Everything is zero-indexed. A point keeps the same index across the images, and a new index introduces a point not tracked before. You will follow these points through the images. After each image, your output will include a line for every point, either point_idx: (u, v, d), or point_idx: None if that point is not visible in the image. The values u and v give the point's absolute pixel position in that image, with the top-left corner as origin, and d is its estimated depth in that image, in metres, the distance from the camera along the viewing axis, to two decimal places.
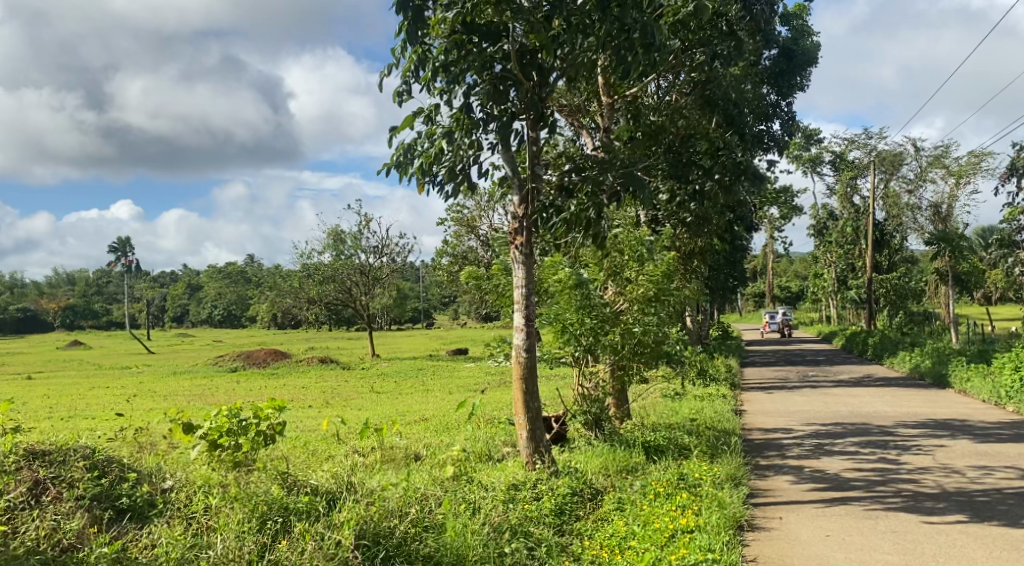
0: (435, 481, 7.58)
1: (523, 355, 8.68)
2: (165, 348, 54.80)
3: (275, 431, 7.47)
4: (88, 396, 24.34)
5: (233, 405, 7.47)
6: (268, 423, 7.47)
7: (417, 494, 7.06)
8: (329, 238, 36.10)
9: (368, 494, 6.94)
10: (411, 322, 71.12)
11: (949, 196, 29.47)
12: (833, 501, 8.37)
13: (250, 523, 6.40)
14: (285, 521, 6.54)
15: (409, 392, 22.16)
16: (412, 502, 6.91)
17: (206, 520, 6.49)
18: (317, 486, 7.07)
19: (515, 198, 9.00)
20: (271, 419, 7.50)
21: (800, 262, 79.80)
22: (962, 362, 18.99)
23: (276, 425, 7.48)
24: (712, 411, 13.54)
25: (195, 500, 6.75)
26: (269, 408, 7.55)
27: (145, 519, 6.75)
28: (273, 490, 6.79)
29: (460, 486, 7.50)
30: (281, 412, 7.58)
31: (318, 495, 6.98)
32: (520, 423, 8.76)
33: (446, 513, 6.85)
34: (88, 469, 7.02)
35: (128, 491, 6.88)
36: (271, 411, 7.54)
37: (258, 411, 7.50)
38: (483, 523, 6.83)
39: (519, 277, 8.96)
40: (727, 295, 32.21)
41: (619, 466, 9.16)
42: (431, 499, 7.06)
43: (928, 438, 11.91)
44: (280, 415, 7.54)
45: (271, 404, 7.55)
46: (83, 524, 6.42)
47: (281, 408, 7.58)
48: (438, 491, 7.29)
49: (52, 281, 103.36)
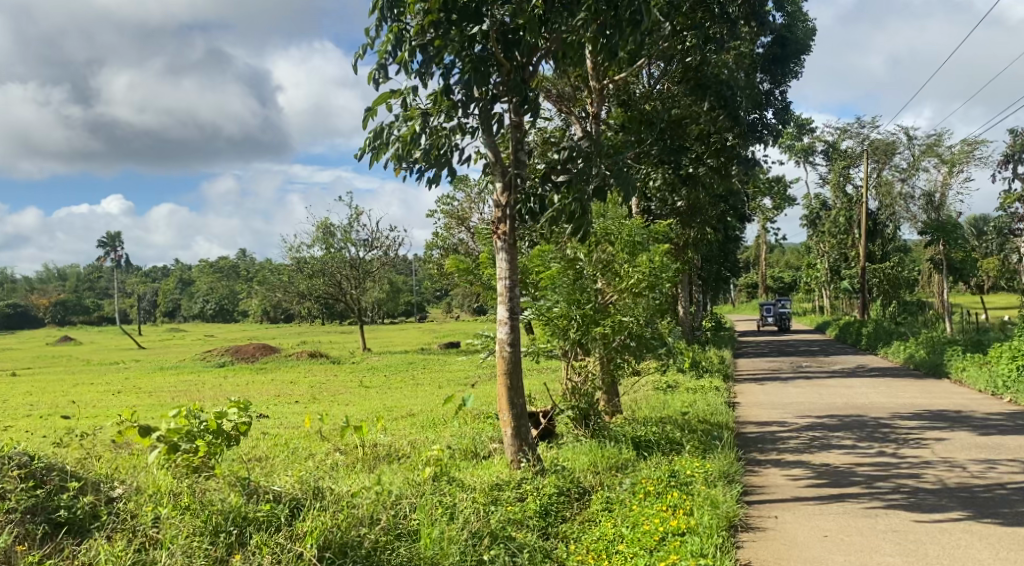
0: (412, 483, 7.25)
1: (507, 349, 8.33)
2: (156, 343, 54.45)
3: (239, 431, 7.14)
4: (72, 393, 23.96)
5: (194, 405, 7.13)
6: (231, 423, 7.13)
7: (392, 499, 6.77)
8: (319, 231, 35.69)
9: (339, 501, 6.65)
10: (404, 315, 70.71)
11: (942, 185, 29.19)
12: (831, 499, 8.06)
13: (201, 537, 6.07)
14: (242, 532, 6.23)
15: (399, 386, 21.82)
16: (386, 508, 6.64)
17: (154, 531, 6.17)
18: (281, 492, 6.76)
19: (497, 184, 8.65)
20: (234, 419, 7.15)
21: (793, 253, 79.60)
22: (958, 352, 18.74)
23: (240, 425, 7.14)
24: (705, 404, 13.26)
25: (144, 511, 6.36)
26: (233, 407, 7.22)
27: (85, 533, 6.38)
28: (232, 497, 6.48)
29: (439, 488, 7.16)
30: (245, 412, 7.24)
31: (281, 502, 6.65)
32: (504, 421, 8.44)
33: (422, 519, 6.55)
34: (23, 479, 6.52)
35: (67, 502, 6.45)
36: (235, 410, 7.21)
37: (221, 411, 7.15)
38: (462, 527, 6.51)
39: (502, 267, 8.61)
40: (720, 285, 31.92)
41: (609, 463, 8.84)
42: (408, 503, 6.77)
43: (926, 430, 11.61)
44: (245, 414, 7.20)
45: (235, 404, 7.22)
46: (12, 541, 5.99)
47: (245, 408, 7.25)
48: (416, 496, 6.96)
49: (43, 276, 102.75)
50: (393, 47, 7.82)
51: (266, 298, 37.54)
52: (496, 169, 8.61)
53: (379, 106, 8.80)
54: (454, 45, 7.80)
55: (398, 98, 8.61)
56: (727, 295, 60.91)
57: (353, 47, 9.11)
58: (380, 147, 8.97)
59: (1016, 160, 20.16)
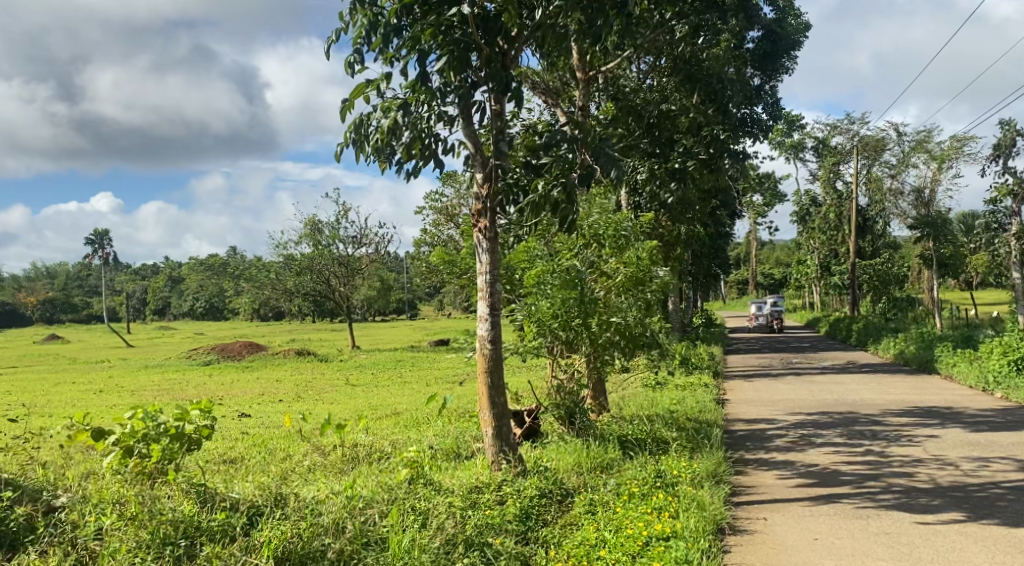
0: (386, 487, 6.98)
1: (488, 346, 8.08)
2: (144, 341, 54.08)
3: (202, 435, 6.89)
4: (54, 392, 23.62)
5: (154, 407, 6.86)
6: (193, 427, 6.86)
7: (362, 503, 6.54)
8: (306, 228, 35.34)
9: (302, 508, 6.42)
10: (394, 312, 70.32)
11: (932, 181, 29.03)
12: (821, 499, 7.83)
13: (148, 551, 5.82)
14: (193, 542, 5.99)
15: (386, 384, 21.57)
16: (355, 514, 6.41)
17: (94, 544, 5.92)
18: (239, 498, 6.52)
19: (478, 176, 8.37)
20: (197, 422, 6.89)
21: (784, 250, 79.48)
22: (949, 347, 18.54)
23: (204, 429, 6.88)
24: (693, 401, 13.04)
25: (88, 521, 6.11)
26: (198, 410, 6.96)
27: (17, 548, 5.96)
28: (185, 506, 6.23)
29: (414, 491, 6.91)
30: (209, 415, 6.99)
31: (238, 510, 6.41)
32: (485, 420, 8.16)
33: (392, 524, 6.29)
34: None
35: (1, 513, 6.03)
36: (199, 412, 6.96)
37: (184, 414, 6.88)
38: (434, 535, 6.25)
39: (482, 262, 8.33)
40: (710, 281, 31.73)
41: (594, 463, 8.59)
42: (376, 508, 6.54)
43: (917, 428, 11.40)
44: (209, 418, 6.94)
45: (200, 406, 6.96)
46: None
47: (208, 410, 6.99)
48: (387, 501, 6.69)
49: (31, 273, 102.10)
50: (367, 33, 7.55)
51: (253, 296, 37.22)
52: (477, 160, 8.32)
53: (356, 98, 8.48)
54: (430, 28, 7.51)
55: (376, 87, 8.32)
56: (717, 291, 60.83)
57: (327, 36, 8.83)
58: (357, 140, 8.67)
59: (1006, 154, 19.96)
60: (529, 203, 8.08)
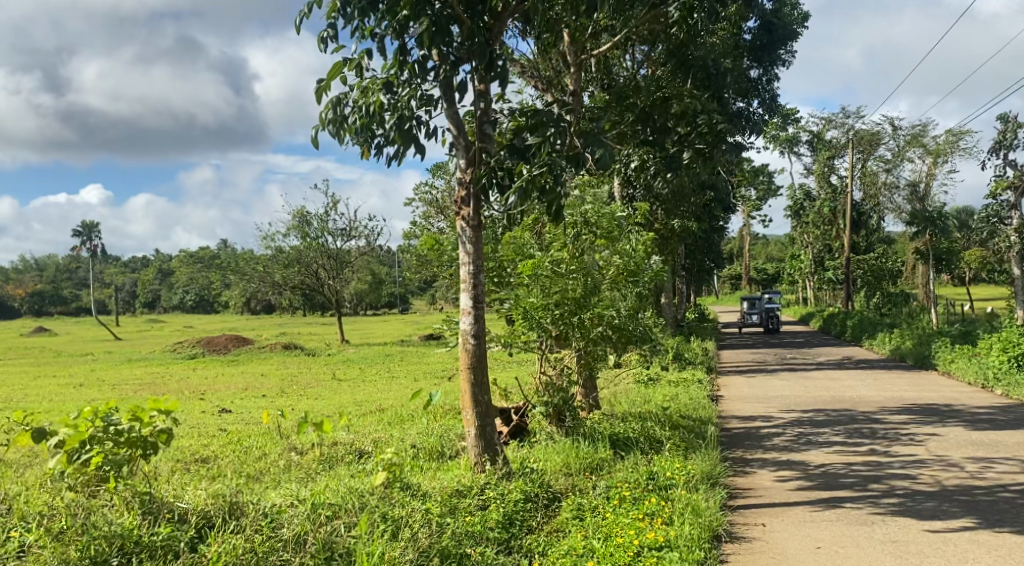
0: (357, 492, 6.55)
1: (471, 342, 7.61)
2: (132, 334, 53.44)
3: (158, 440, 6.39)
4: (34, 386, 23.10)
5: (107, 405, 6.35)
6: (148, 430, 6.37)
7: (328, 513, 6.12)
8: (295, 219, 34.73)
9: (259, 520, 6.02)
10: (386, 306, 69.77)
11: (926, 175, 28.68)
12: (822, 503, 7.42)
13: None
14: (130, 560, 5.68)
15: (374, 379, 21.12)
16: (320, 524, 6.02)
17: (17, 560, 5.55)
18: (188, 509, 6.18)
19: (460, 161, 7.97)
20: (154, 425, 6.40)
21: (777, 245, 79.02)
22: (946, 343, 18.17)
23: (160, 433, 6.38)
24: (687, 398, 12.65)
25: (20, 534, 5.73)
26: (157, 409, 6.47)
27: None
28: (126, 518, 5.89)
29: (390, 497, 6.49)
30: (168, 418, 6.50)
31: (184, 523, 6.07)
32: (467, 420, 7.71)
33: (360, 536, 5.86)
34: None
35: None
36: (158, 413, 6.47)
37: (139, 414, 6.37)
38: (406, 547, 5.81)
39: (465, 253, 7.87)
40: (703, 276, 31.31)
41: (583, 464, 8.18)
42: (344, 518, 6.13)
43: (918, 426, 11.00)
44: (168, 421, 6.46)
45: (159, 407, 6.46)
46: None
47: (168, 411, 6.48)
48: (355, 510, 6.26)
49: (19, 265, 101.30)
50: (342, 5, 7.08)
51: (240, 289, 36.66)
52: (460, 143, 7.91)
53: (332, 77, 8.02)
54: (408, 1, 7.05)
55: (353, 66, 7.87)
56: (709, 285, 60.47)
57: (300, 11, 8.36)
58: (334, 122, 8.23)
59: (1006, 147, 19.60)
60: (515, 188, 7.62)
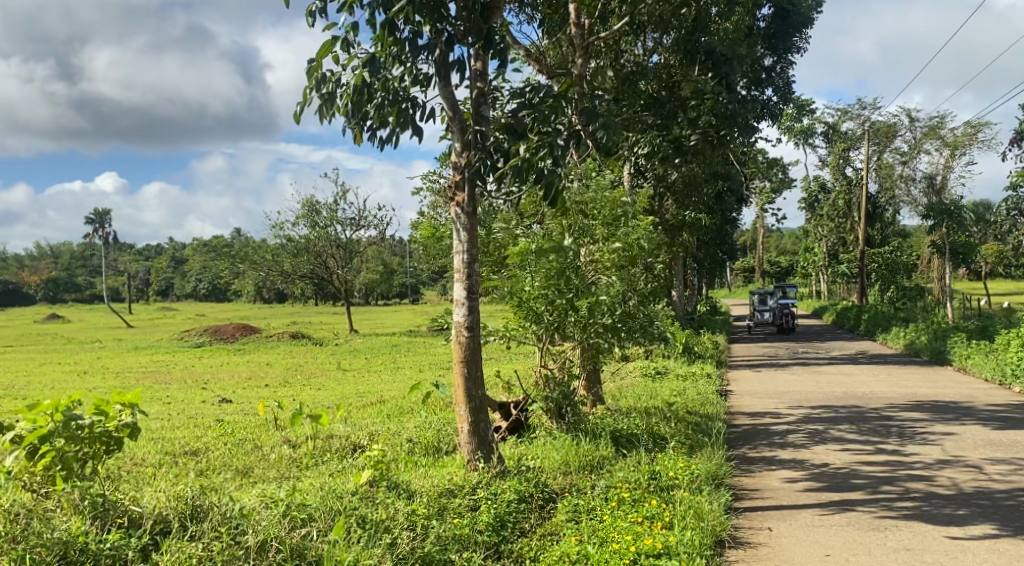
0: (336, 496, 6.27)
1: (464, 335, 7.29)
2: (144, 322, 53.34)
3: (122, 434, 6.19)
4: (39, 374, 22.93)
5: (68, 399, 6.13)
6: (113, 424, 6.18)
7: (303, 517, 5.92)
8: (304, 208, 34.46)
9: (222, 525, 5.79)
10: (398, 296, 69.59)
11: (943, 167, 28.15)
12: (833, 505, 7.08)
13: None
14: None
15: (378, 370, 20.84)
16: (293, 528, 5.82)
17: None
18: (144, 512, 5.92)
19: (455, 144, 7.66)
20: (119, 419, 6.21)
21: (791, 238, 78.36)
22: (962, 338, 17.73)
23: (125, 427, 6.19)
24: (694, 393, 12.31)
25: None
26: (121, 403, 6.30)
27: None
28: (71, 524, 5.64)
29: (374, 501, 6.22)
30: (133, 412, 6.32)
31: (138, 528, 5.83)
32: (460, 416, 7.39)
33: (336, 541, 5.60)
34: None
35: None
36: (122, 407, 6.28)
37: (102, 408, 6.20)
38: (383, 554, 5.55)
39: (460, 240, 7.54)
40: (715, 268, 30.83)
41: (583, 462, 7.85)
42: (319, 522, 5.91)
43: (933, 424, 10.63)
44: (133, 415, 6.26)
45: (122, 401, 6.26)
46: None
47: (133, 405, 6.31)
48: (332, 513, 6.02)
49: (35, 252, 101.57)
50: None
51: (250, 277, 36.50)
52: (455, 124, 7.60)
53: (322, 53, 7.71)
54: None
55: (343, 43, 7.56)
56: (722, 278, 59.95)
57: None
58: (326, 104, 7.94)
59: None
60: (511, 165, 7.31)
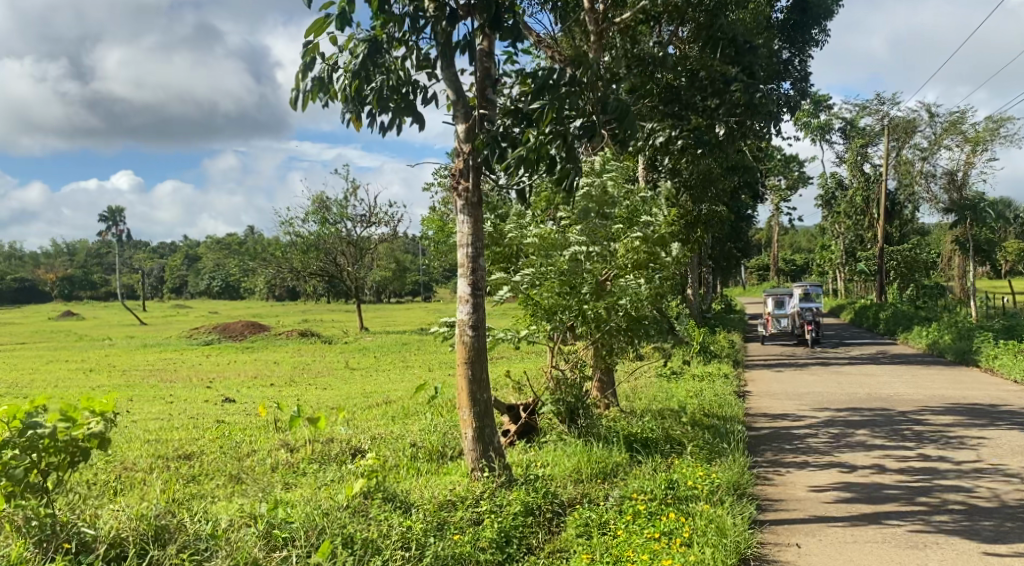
0: (326, 510, 5.90)
1: (469, 333, 6.81)
2: (157, 319, 53.25)
3: (91, 444, 5.71)
4: (44, 371, 22.63)
5: (31, 404, 5.64)
6: (81, 433, 5.70)
7: (285, 536, 5.59)
8: (314, 205, 34.08)
9: (183, 553, 5.53)
10: (410, 293, 69.23)
11: (964, 163, 27.46)
12: (866, 518, 6.58)
13: None
14: None
15: (387, 369, 20.42)
16: (269, 551, 5.56)
17: None
18: (96, 535, 5.54)
19: (459, 128, 7.13)
20: (87, 428, 5.72)
21: (806, 236, 77.58)
22: (989, 338, 17.11)
23: (93, 438, 5.70)
24: (712, 394, 11.81)
25: None
26: (93, 409, 5.81)
27: None
28: (11, 550, 5.32)
29: (368, 516, 5.85)
30: (104, 419, 5.79)
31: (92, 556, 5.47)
32: (464, 421, 6.91)
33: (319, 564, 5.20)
34: None
35: None
36: (93, 415, 5.80)
37: (69, 414, 5.69)
38: None
39: (464, 233, 7.01)
40: (731, 265, 30.26)
41: (596, 470, 7.38)
42: (302, 543, 5.57)
43: (965, 429, 10.09)
44: (103, 423, 5.76)
45: (93, 407, 5.76)
46: None
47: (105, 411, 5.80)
48: (320, 531, 5.66)
49: (52, 250, 101.96)
50: None
51: (260, 275, 36.16)
52: (459, 108, 7.10)
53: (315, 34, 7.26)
54: None
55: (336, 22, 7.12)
56: (738, 275, 59.18)
57: None
58: (323, 87, 7.52)
59: None
60: (519, 156, 6.77)
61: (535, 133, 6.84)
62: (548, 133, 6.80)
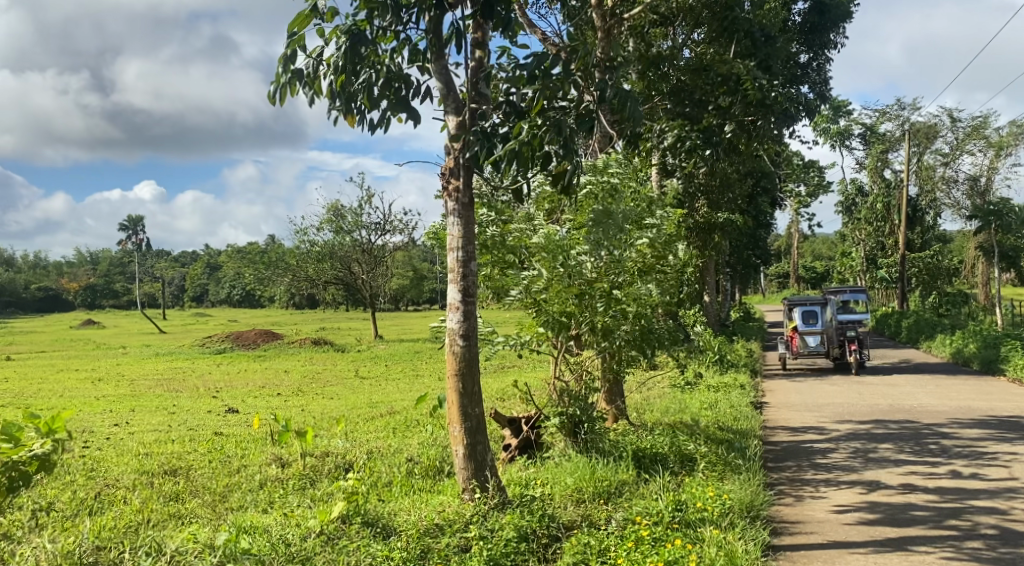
0: (295, 541, 5.62)
1: (458, 343, 6.39)
2: (176, 327, 53.10)
3: (30, 466, 5.94)
4: (53, 381, 22.36)
5: None
6: (22, 455, 5.93)
7: None
8: (328, 213, 33.75)
9: None
10: (427, 302, 68.87)
11: (988, 168, 26.78)
12: (891, 543, 6.12)
13: None
14: None
15: (397, 378, 20.01)
16: None
17: None
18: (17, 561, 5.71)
19: (449, 122, 6.71)
20: (28, 450, 5.96)
21: (826, 243, 76.69)
22: (1018, 347, 16.49)
23: (32, 460, 5.93)
24: (727, 405, 11.31)
25: None
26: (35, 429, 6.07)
27: None
28: None
29: (342, 550, 5.51)
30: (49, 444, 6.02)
31: None
32: (454, 437, 6.48)
33: None
34: None
35: None
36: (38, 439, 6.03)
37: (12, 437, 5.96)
38: None
39: (454, 235, 6.58)
40: (749, 272, 29.63)
41: (598, 489, 6.93)
42: None
43: (994, 443, 9.54)
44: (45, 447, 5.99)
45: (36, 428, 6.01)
46: None
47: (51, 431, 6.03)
48: (283, 563, 5.37)
49: (75, 260, 102.42)
50: None
51: (274, 284, 35.87)
52: (448, 102, 6.73)
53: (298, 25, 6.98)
54: None
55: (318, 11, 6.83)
56: (759, 282, 58.41)
57: None
58: (308, 82, 7.21)
59: None
60: (509, 152, 6.37)
61: (528, 127, 6.45)
62: (542, 125, 6.41)
